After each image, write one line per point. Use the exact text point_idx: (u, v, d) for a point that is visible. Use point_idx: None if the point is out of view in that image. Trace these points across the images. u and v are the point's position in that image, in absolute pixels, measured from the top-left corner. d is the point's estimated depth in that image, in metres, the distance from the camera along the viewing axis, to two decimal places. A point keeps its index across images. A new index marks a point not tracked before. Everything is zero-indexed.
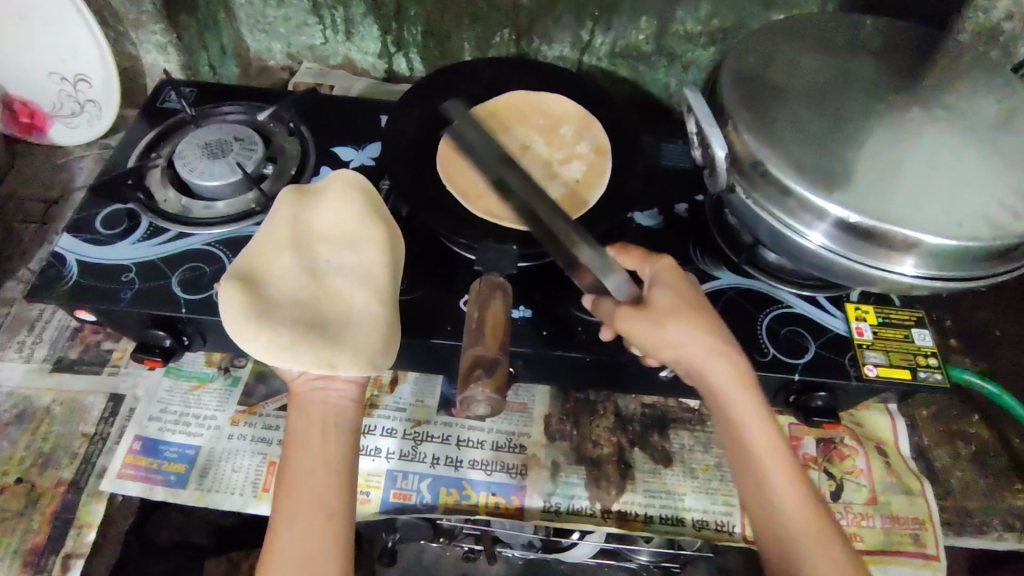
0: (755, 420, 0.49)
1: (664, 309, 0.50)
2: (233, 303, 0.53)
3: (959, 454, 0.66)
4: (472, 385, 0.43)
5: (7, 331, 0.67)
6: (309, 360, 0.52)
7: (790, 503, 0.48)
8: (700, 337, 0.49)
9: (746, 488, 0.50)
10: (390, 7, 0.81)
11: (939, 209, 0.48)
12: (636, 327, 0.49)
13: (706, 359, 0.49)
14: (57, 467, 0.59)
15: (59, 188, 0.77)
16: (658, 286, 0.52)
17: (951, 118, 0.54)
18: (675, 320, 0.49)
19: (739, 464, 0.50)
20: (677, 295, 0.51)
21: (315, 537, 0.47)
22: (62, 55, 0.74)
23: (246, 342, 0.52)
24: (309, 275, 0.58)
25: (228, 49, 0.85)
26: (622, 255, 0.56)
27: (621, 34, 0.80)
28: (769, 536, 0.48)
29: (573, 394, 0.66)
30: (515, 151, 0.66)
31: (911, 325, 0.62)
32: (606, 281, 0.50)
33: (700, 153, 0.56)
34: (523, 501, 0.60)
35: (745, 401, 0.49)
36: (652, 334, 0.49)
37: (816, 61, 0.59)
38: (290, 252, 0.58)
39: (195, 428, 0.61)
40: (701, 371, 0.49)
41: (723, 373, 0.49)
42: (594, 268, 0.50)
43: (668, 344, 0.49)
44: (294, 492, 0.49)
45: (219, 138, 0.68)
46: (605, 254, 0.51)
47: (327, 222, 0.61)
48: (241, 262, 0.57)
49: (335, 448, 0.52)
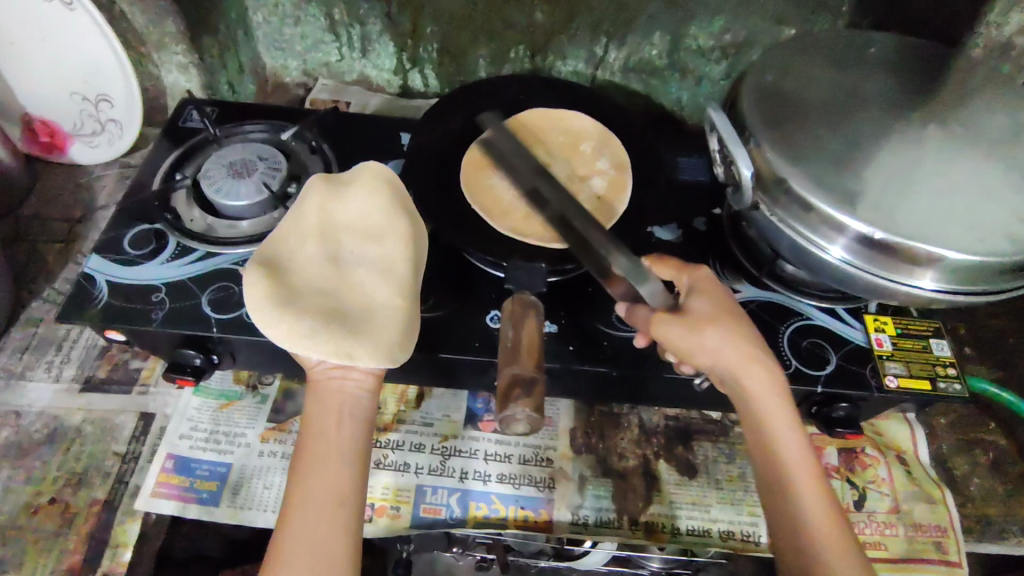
0: (785, 425, 0.49)
1: (703, 315, 0.51)
2: (257, 291, 0.54)
3: (977, 462, 0.67)
4: (511, 405, 0.44)
5: (35, 351, 0.68)
6: (327, 349, 0.52)
7: (814, 508, 0.46)
8: (735, 343, 0.50)
9: (769, 496, 0.48)
10: (407, 25, 0.82)
11: (960, 226, 0.49)
12: (671, 332, 0.50)
13: (741, 363, 0.50)
14: (91, 487, 0.60)
15: (81, 208, 0.78)
16: (695, 294, 0.53)
17: (976, 134, 0.54)
18: (713, 326, 0.50)
19: (763, 472, 0.49)
20: (717, 304, 0.53)
21: (325, 521, 0.46)
22: (84, 76, 0.74)
23: (269, 330, 0.53)
24: (331, 265, 0.58)
25: (245, 67, 0.86)
26: (657, 264, 0.57)
27: (635, 49, 0.81)
28: (787, 540, 0.46)
29: (598, 407, 0.67)
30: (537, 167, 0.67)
31: (929, 335, 0.63)
32: (640, 287, 0.52)
33: (723, 170, 0.56)
34: (552, 515, 0.62)
35: (776, 407, 0.49)
36: (691, 338, 0.50)
37: (837, 78, 0.60)
38: (315, 241, 0.59)
39: (226, 446, 0.63)
40: (735, 376, 0.50)
41: (758, 380, 0.50)
42: (625, 274, 0.52)
43: (706, 350, 0.50)
44: (307, 479, 0.48)
45: (243, 158, 0.68)
46: (638, 262, 0.52)
47: (352, 214, 0.61)
48: (266, 247, 0.58)
49: (349, 437, 0.51)
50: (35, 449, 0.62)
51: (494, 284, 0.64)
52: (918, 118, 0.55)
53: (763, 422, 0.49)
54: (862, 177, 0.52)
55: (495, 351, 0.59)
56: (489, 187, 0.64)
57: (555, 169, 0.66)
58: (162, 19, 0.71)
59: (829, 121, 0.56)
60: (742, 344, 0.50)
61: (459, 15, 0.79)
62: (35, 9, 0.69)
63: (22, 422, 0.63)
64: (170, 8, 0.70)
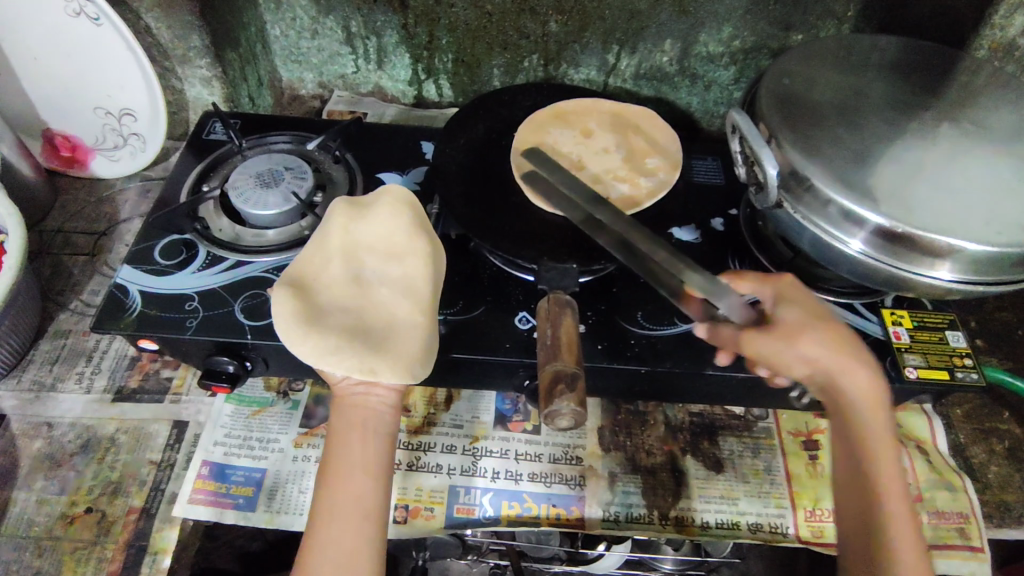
0: (876, 428, 0.51)
1: (792, 327, 0.51)
2: (281, 309, 0.55)
3: (993, 449, 0.69)
4: (556, 400, 0.46)
5: (64, 363, 0.69)
6: (351, 365, 0.52)
7: (888, 504, 0.49)
8: (832, 351, 0.51)
9: (844, 487, 0.52)
10: (423, 37, 0.84)
11: (979, 219, 0.49)
12: (769, 345, 0.51)
13: (842, 371, 0.51)
14: (127, 495, 0.61)
15: (104, 222, 0.79)
16: (781, 303, 0.53)
17: (989, 129, 0.56)
18: (807, 337, 0.51)
19: (846, 465, 0.52)
20: (806, 312, 0.53)
21: (353, 539, 0.48)
22: (110, 91, 0.76)
23: (293, 347, 0.53)
24: (355, 284, 0.59)
25: (264, 79, 0.88)
26: (735, 280, 0.56)
27: (646, 57, 0.83)
28: (852, 530, 0.50)
29: (624, 406, 0.69)
30: (580, 156, 0.70)
31: (944, 327, 0.65)
32: (719, 302, 0.52)
33: (745, 171, 0.58)
34: (583, 511, 0.63)
35: (873, 411, 0.51)
36: (784, 354, 0.51)
37: (856, 76, 0.61)
38: (338, 262, 0.60)
39: (260, 452, 0.65)
40: (832, 378, 0.51)
41: (861, 386, 0.51)
42: (699, 289, 0.52)
43: (803, 358, 0.51)
44: (330, 493, 0.49)
45: (270, 168, 0.69)
46: (714, 279, 0.53)
47: (373, 234, 0.62)
48: (291, 267, 0.59)
49: (372, 454, 0.51)
50: (70, 460, 0.63)
51: (521, 285, 0.65)
52: (935, 115, 0.57)
53: (852, 420, 0.51)
54: (884, 177, 0.52)
55: (526, 351, 0.60)
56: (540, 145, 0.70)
57: (597, 162, 0.69)
58: (188, 33, 0.73)
59: (846, 121, 0.57)
60: (840, 350, 0.51)
61: (475, 25, 0.81)
62: (62, 26, 0.71)
63: (56, 433, 0.64)
64: (196, 23, 0.72)
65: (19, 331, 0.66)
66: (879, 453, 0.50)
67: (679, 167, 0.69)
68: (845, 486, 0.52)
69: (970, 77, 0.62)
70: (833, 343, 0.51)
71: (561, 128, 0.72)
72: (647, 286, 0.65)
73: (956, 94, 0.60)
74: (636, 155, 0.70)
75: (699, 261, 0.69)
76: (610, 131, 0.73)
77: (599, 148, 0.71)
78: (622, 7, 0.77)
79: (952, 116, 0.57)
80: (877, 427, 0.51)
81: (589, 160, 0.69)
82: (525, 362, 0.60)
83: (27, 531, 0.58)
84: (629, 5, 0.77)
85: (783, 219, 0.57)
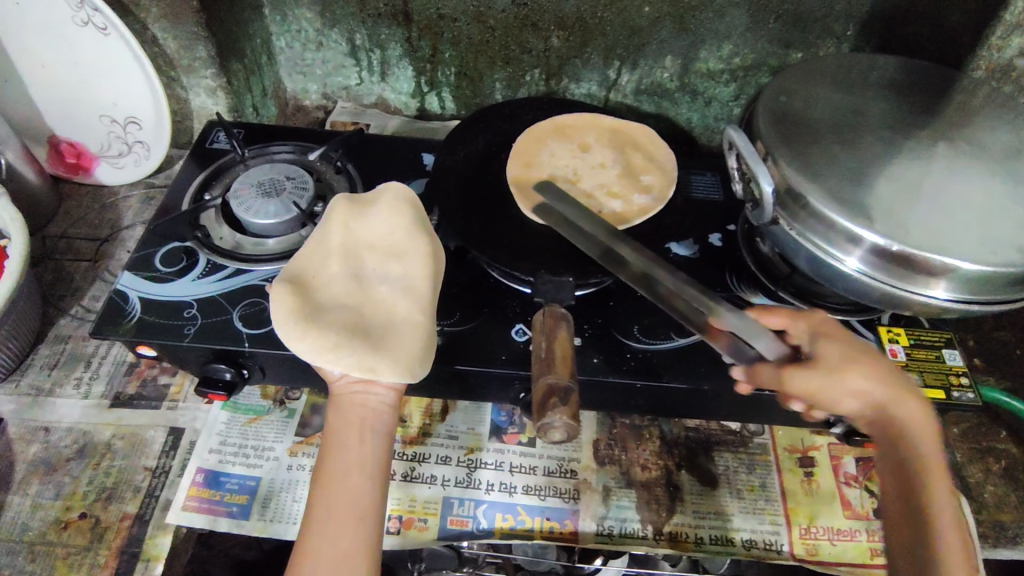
0: (928, 460, 0.50)
1: (839, 360, 0.50)
2: (282, 306, 0.55)
3: (990, 469, 0.68)
4: (548, 412, 0.46)
5: (63, 367, 0.69)
6: (351, 363, 0.53)
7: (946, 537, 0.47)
8: (880, 382, 0.50)
9: (894, 518, 0.50)
10: (426, 50, 0.85)
11: (974, 238, 0.50)
12: (816, 380, 0.49)
13: (893, 402, 0.50)
14: (122, 501, 0.61)
15: (108, 228, 0.80)
16: (820, 339, 0.53)
17: (986, 150, 0.56)
18: (853, 369, 0.50)
19: (897, 499, 0.50)
20: (851, 347, 0.53)
21: (349, 538, 0.48)
22: (116, 99, 0.77)
23: (294, 345, 0.54)
24: (354, 282, 0.59)
25: (268, 90, 0.89)
26: (765, 315, 0.56)
27: (647, 73, 0.84)
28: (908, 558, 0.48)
29: (619, 420, 0.69)
30: (573, 169, 0.70)
31: (941, 345, 0.65)
32: (754, 341, 0.53)
33: (741, 188, 0.58)
34: (577, 525, 0.63)
35: (926, 446, 0.50)
36: (831, 387, 0.49)
37: (853, 95, 0.62)
38: (338, 260, 0.60)
39: (254, 460, 0.65)
40: (884, 411, 0.50)
41: (918, 426, 0.50)
42: (736, 328, 0.54)
43: (851, 391, 0.50)
44: (329, 494, 0.49)
45: (272, 178, 0.70)
46: (748, 319, 0.54)
47: (374, 232, 0.63)
48: (291, 266, 0.59)
49: (369, 454, 0.52)
50: (65, 465, 0.63)
51: (518, 298, 0.66)
52: (931, 134, 0.58)
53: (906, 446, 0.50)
54: (882, 195, 0.52)
55: (521, 364, 0.60)
56: (534, 157, 0.71)
57: (590, 174, 0.70)
58: (194, 44, 0.74)
59: (843, 140, 0.57)
60: (889, 383, 0.51)
61: (478, 40, 0.82)
62: (70, 34, 0.72)
63: (52, 438, 0.64)
64: (202, 34, 0.73)
65: (20, 336, 0.67)
66: (931, 494, 0.49)
67: (674, 183, 0.69)
68: (896, 517, 0.50)
69: (966, 97, 0.62)
70: (882, 376, 0.50)
71: (560, 141, 0.73)
72: (645, 300, 0.66)
73: (953, 113, 0.60)
74: (634, 170, 0.71)
75: (695, 278, 0.70)
76: (611, 146, 0.73)
77: (597, 163, 0.71)
78: (623, 23, 0.78)
79: (948, 136, 0.57)
80: (931, 459, 0.50)
81: (584, 172, 0.70)
82: (520, 374, 0.60)
83: (20, 536, 0.58)
84: (631, 22, 0.78)
85: (779, 236, 0.57)
